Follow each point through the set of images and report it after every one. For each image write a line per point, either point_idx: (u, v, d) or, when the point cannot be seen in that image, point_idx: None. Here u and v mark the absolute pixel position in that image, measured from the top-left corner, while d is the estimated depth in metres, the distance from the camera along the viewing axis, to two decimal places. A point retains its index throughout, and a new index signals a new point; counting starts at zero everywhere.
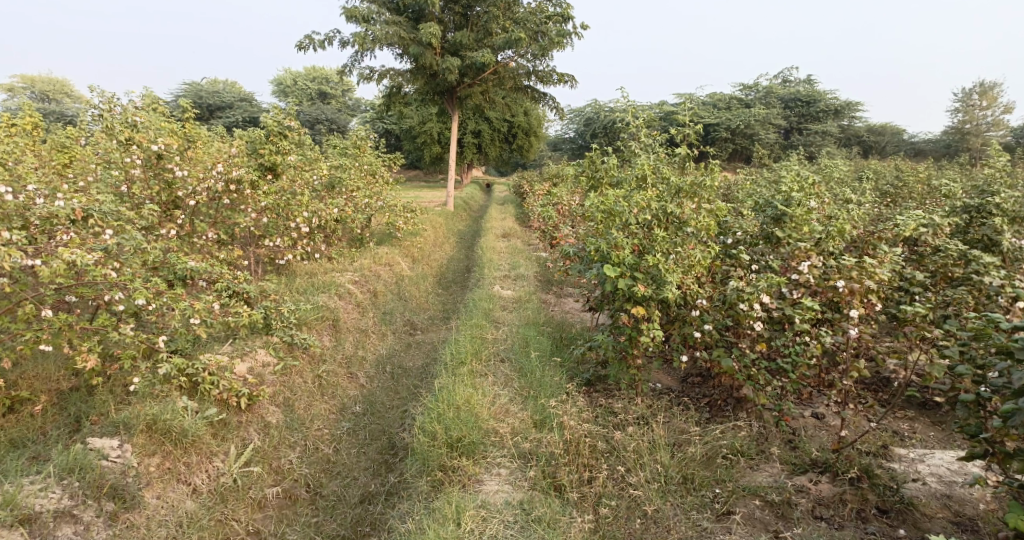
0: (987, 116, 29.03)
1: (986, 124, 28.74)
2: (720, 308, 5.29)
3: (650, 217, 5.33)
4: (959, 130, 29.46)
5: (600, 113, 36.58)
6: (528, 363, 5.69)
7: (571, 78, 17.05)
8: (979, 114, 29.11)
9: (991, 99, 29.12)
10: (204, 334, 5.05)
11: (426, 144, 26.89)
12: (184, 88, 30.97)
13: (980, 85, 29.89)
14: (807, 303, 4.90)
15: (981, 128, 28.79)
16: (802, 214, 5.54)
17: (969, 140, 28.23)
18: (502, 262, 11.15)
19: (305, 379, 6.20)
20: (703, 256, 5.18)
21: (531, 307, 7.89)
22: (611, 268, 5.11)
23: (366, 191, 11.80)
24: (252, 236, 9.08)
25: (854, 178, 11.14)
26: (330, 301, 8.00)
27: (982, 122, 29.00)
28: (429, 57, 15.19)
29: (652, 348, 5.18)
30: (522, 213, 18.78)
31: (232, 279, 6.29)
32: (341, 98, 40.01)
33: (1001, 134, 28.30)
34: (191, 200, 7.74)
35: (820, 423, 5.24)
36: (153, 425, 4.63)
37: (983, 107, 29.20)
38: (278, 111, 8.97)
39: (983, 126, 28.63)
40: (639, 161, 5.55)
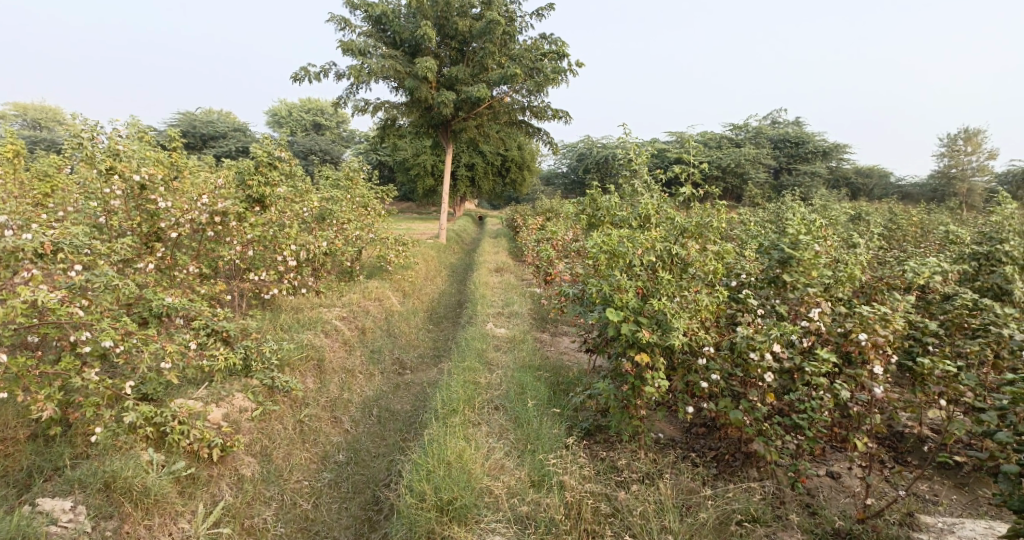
0: (973, 161, 29.26)
1: (973, 168, 28.93)
2: (729, 356, 4.97)
3: (655, 258, 5.03)
4: (946, 173, 29.62)
5: (593, 149, 36.69)
6: (523, 412, 5.34)
7: (565, 115, 16.97)
8: (966, 158, 29.31)
9: (977, 143, 29.36)
10: (175, 379, 4.73)
11: (419, 176, 26.75)
12: (178, 117, 30.86)
13: (966, 129, 30.16)
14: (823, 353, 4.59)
15: (967, 173, 28.87)
16: (813, 257, 5.28)
17: (957, 184, 28.36)
18: (494, 299, 10.83)
19: (285, 425, 5.83)
20: (711, 301, 4.89)
21: (526, 348, 7.55)
22: (614, 312, 4.81)
23: (357, 223, 11.51)
24: (236, 270, 8.75)
25: (852, 220, 10.95)
26: (315, 339, 7.65)
27: (969, 166, 29.19)
28: (425, 90, 15.06)
29: (657, 399, 4.85)
30: (515, 247, 18.52)
31: (211, 317, 5.95)
32: (335, 129, 40.00)
33: (987, 179, 28.54)
34: (173, 232, 7.42)
35: (838, 484, 4.80)
36: (112, 484, 4.28)
37: (970, 151, 29.40)
38: (268, 142, 8.72)
39: (969, 171, 28.82)
40: (643, 200, 5.29)
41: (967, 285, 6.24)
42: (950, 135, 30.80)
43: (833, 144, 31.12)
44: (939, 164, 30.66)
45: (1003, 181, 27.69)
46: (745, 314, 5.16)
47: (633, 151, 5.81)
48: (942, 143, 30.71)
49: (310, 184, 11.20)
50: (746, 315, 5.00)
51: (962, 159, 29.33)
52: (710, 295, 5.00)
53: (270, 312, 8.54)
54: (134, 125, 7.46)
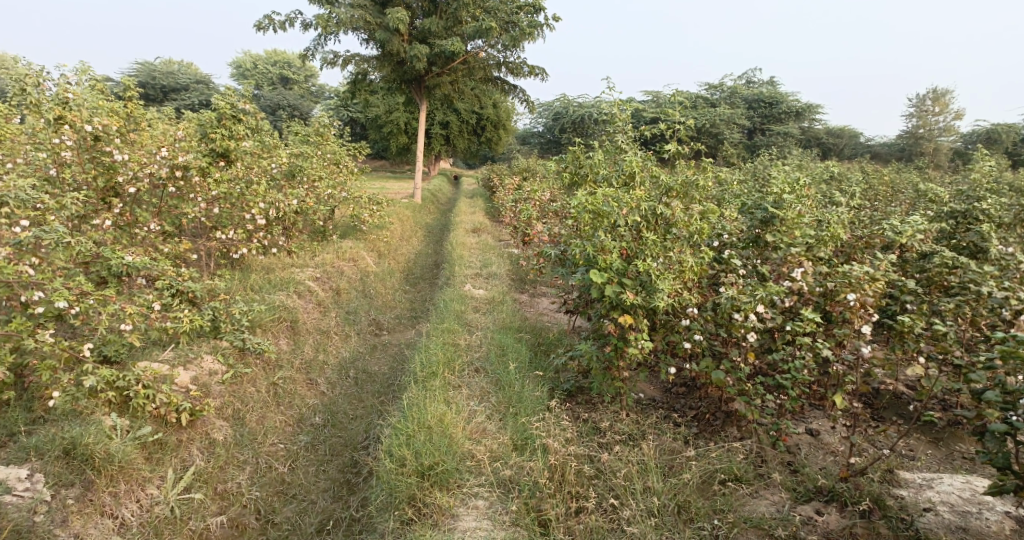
0: (941, 122, 29.60)
1: (940, 128, 29.23)
2: (714, 317, 4.90)
3: (640, 218, 4.89)
4: (914, 133, 29.88)
5: (568, 107, 36.27)
6: (504, 375, 5.25)
7: (542, 71, 16.63)
8: (934, 118, 29.58)
9: (945, 104, 29.59)
10: (137, 342, 4.53)
11: (392, 133, 26.21)
12: (138, 68, 29.74)
13: (935, 90, 30.38)
14: (808, 315, 4.52)
15: (934, 133, 29.28)
16: (798, 217, 5.20)
17: (925, 144, 28.65)
18: (470, 259, 10.67)
19: (259, 388, 5.67)
20: (696, 262, 4.79)
21: (504, 309, 7.44)
22: (598, 273, 4.70)
23: (329, 181, 11.20)
24: (204, 228, 8.45)
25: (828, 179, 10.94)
26: (288, 299, 7.45)
27: (937, 126, 29.46)
28: (397, 44, 14.60)
29: (640, 361, 4.79)
30: (491, 207, 18.30)
31: (176, 277, 5.73)
32: (304, 84, 38.94)
33: (953, 140, 28.95)
34: (133, 186, 7.16)
35: (816, 441, 4.78)
36: (71, 451, 4.11)
37: (938, 112, 29.67)
38: (232, 94, 8.35)
39: (936, 131, 29.24)
40: (626, 157, 5.14)
41: (945, 244, 6.23)
42: (920, 95, 30.98)
43: (806, 104, 31.13)
44: (909, 124, 30.91)
45: (970, 141, 28.04)
46: (730, 274, 5.09)
47: (615, 107, 5.64)
48: (912, 103, 30.91)
49: (279, 140, 10.84)
50: (728, 273, 4.92)
51: (931, 120, 29.59)
52: (695, 255, 4.91)
53: (241, 272, 8.30)
54: (87, 73, 7.11)
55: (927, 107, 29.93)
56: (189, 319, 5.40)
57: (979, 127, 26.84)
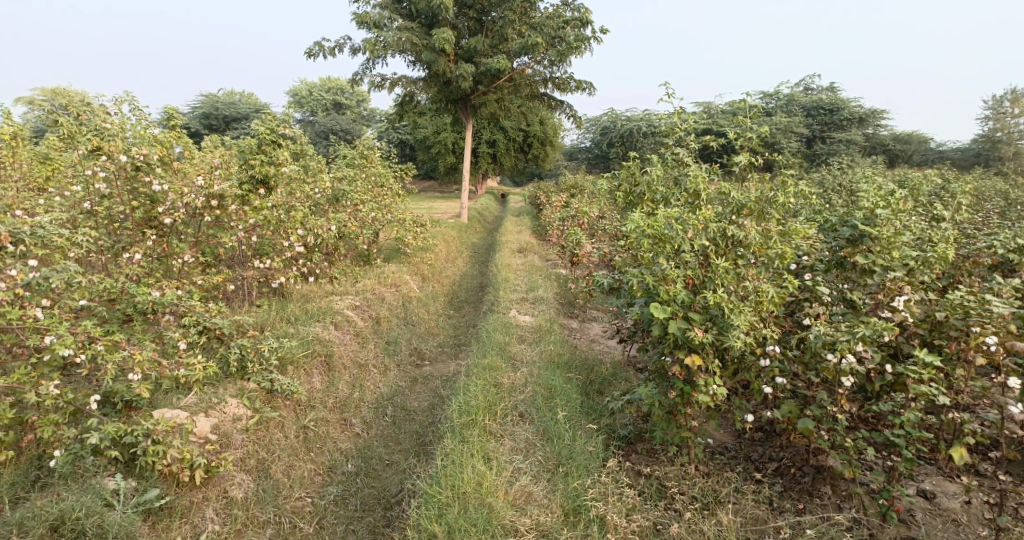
0: (1016, 125, 27.86)
1: (1018, 130, 27.51)
2: (798, 355, 4.24)
3: (708, 241, 4.21)
4: (990, 137, 28.20)
5: (617, 122, 35.56)
6: (553, 423, 4.67)
7: (589, 85, 16.08)
8: (1011, 121, 27.86)
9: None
10: (145, 392, 4.17)
11: (440, 153, 26.01)
12: (200, 99, 30.32)
13: (1011, 91, 28.61)
14: (929, 360, 3.82)
15: (1013, 136, 27.59)
16: (897, 237, 4.57)
17: (1003, 148, 26.93)
18: (518, 282, 10.12)
19: (287, 432, 5.21)
20: (777, 293, 4.10)
21: (553, 340, 6.84)
22: (659, 307, 4.05)
23: (373, 204, 10.82)
24: (241, 257, 8.15)
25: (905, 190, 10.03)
26: (324, 331, 6.99)
27: (1014, 129, 27.76)
28: (443, 64, 14.26)
29: (712, 407, 4.14)
30: (539, 225, 17.77)
31: (204, 314, 5.37)
32: (355, 108, 39.30)
33: None
34: (168, 217, 6.68)
35: (928, 506, 4.16)
36: (60, 526, 3.72)
37: (1015, 114, 27.93)
38: (272, 118, 8.00)
39: (1013, 135, 27.56)
40: (691, 173, 4.52)
41: None
42: (995, 96, 29.21)
43: (870, 110, 29.71)
44: (982, 128, 29.19)
45: None
46: (813, 304, 4.41)
47: (676, 115, 5.01)
48: (985, 105, 29.15)
49: (322, 164, 10.52)
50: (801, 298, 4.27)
51: (1006, 123, 27.89)
52: (774, 285, 4.27)
53: (278, 303, 7.94)
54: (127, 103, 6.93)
55: (1003, 110, 28.22)
56: (210, 362, 4.92)
57: None
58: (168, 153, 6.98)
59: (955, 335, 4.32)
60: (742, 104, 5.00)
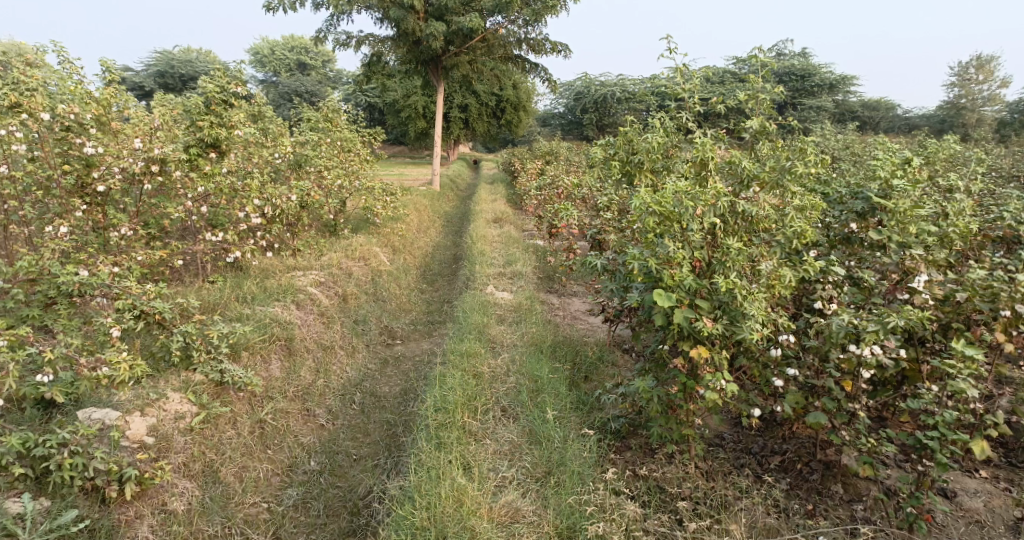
0: (984, 92, 27.83)
1: (983, 97, 27.46)
2: (815, 345, 3.78)
3: (718, 219, 3.70)
4: (956, 103, 28.14)
5: (590, 87, 34.83)
6: (540, 422, 4.19)
7: (564, 47, 15.41)
8: (978, 88, 27.82)
9: (989, 72, 27.76)
10: (58, 396, 3.75)
11: (411, 118, 25.14)
12: (156, 57, 28.85)
13: (978, 58, 28.51)
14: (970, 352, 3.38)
15: (978, 103, 27.54)
16: (919, 211, 4.12)
17: (968, 114, 26.91)
18: (493, 254, 9.56)
19: (240, 429, 4.65)
20: (794, 276, 3.62)
21: (535, 319, 6.34)
22: (663, 294, 3.55)
23: (339, 170, 10.12)
24: (193, 228, 7.49)
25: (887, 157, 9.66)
26: (285, 311, 6.40)
27: (980, 95, 27.71)
28: (413, 22, 13.44)
29: (720, 404, 3.68)
30: (514, 194, 17.16)
31: (141, 296, 4.73)
32: (322, 70, 37.93)
33: (998, 110, 27.17)
34: (102, 184, 6.06)
35: (951, 508, 3.77)
36: None
37: (982, 80, 27.88)
38: (221, 74, 7.26)
39: (980, 101, 27.51)
40: (697, 139, 3.98)
41: None
42: (961, 63, 29.12)
43: (841, 76, 29.44)
44: (949, 95, 29.12)
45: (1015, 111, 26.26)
46: (830, 286, 3.95)
47: (679, 73, 4.45)
48: (954, 72, 29.08)
49: (283, 128, 9.78)
50: (821, 281, 3.81)
51: (973, 89, 27.86)
52: (789, 266, 3.79)
53: (235, 279, 7.29)
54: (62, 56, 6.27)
55: (970, 76, 28.15)
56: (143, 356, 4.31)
57: None
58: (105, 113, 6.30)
59: (983, 320, 3.90)
60: (752, 61, 4.46)
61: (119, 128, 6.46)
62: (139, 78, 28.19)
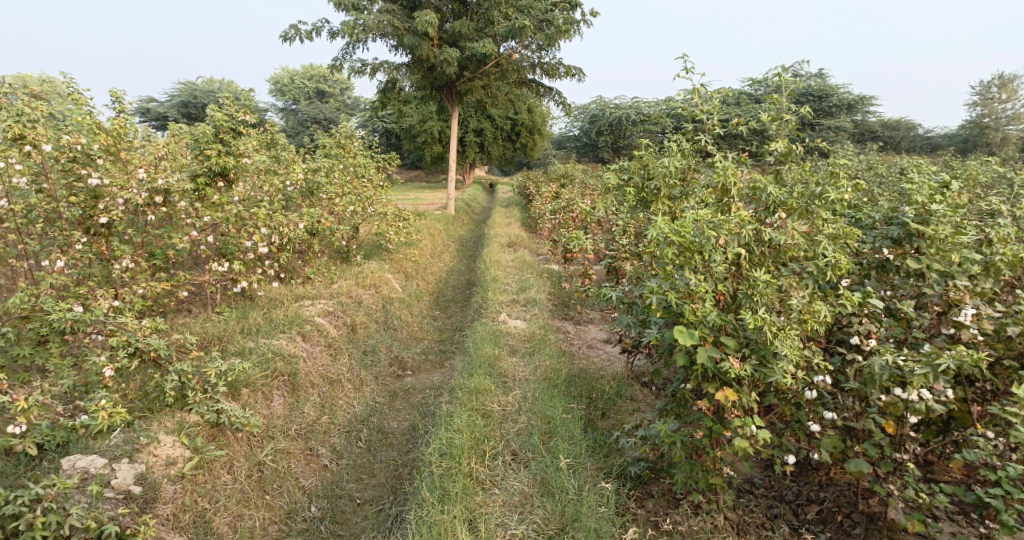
0: (1006, 110, 27.32)
1: (1006, 115, 26.91)
2: (853, 386, 3.47)
3: (744, 250, 3.43)
4: (978, 122, 27.62)
5: (605, 109, 34.70)
6: (553, 469, 3.90)
7: (579, 71, 15.26)
8: (1000, 106, 27.28)
9: (1011, 89, 27.23)
10: (29, 447, 3.61)
11: (426, 142, 25.11)
12: (179, 86, 29.15)
13: (999, 76, 28.00)
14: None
15: (1000, 121, 27.00)
16: (962, 238, 3.81)
17: (991, 133, 26.41)
18: (507, 280, 9.29)
19: (237, 473, 4.44)
20: (829, 311, 3.33)
21: (550, 350, 6.05)
22: (686, 333, 3.28)
23: (352, 196, 9.96)
24: (200, 257, 7.33)
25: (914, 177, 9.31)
26: (291, 344, 6.17)
27: (1002, 114, 27.17)
28: (427, 48, 13.35)
29: (749, 453, 3.38)
30: (528, 217, 16.93)
31: (136, 333, 4.51)
32: (339, 96, 38.19)
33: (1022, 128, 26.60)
34: (104, 217, 5.80)
35: None
36: None
37: (1004, 98, 27.36)
38: (230, 103, 7.12)
39: (1003, 119, 26.98)
40: (719, 165, 3.73)
41: None
42: (983, 82, 28.65)
43: (859, 96, 29.07)
44: (970, 113, 28.61)
45: None
46: (867, 320, 3.65)
47: (697, 94, 4.21)
48: (975, 90, 28.61)
49: (295, 155, 9.65)
50: (858, 316, 3.52)
51: (996, 108, 27.33)
52: (822, 300, 3.49)
53: (241, 309, 7.08)
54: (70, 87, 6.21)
55: (992, 94, 27.61)
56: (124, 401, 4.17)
57: None
58: (115, 144, 6.09)
59: None
60: (777, 80, 4.20)
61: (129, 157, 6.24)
62: (162, 108, 28.44)
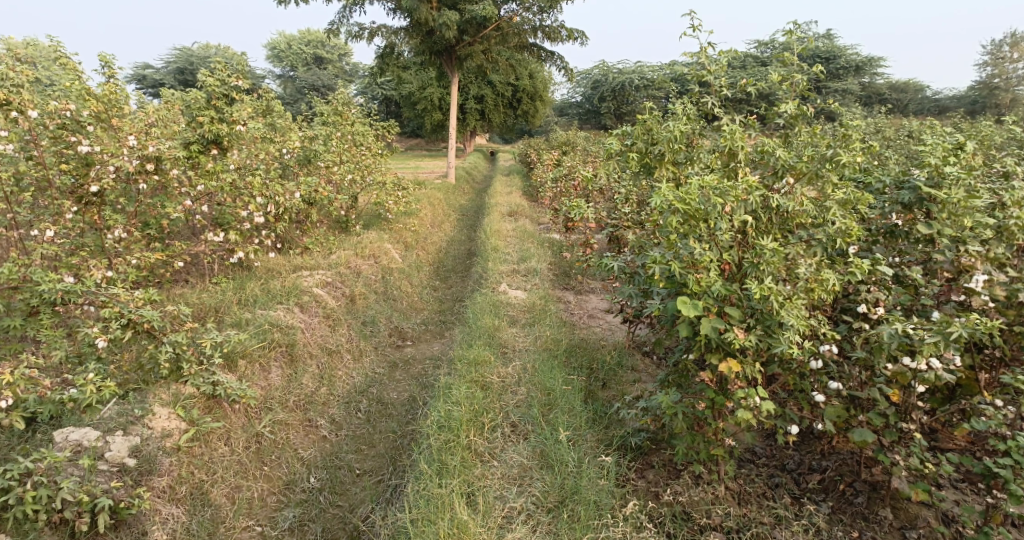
0: (1015, 72, 26.81)
1: (1017, 76, 26.41)
2: (860, 356, 3.39)
3: (750, 216, 3.32)
4: (988, 84, 27.13)
5: (608, 75, 34.20)
6: (552, 441, 3.84)
7: (580, 35, 14.95)
8: (1009, 68, 26.75)
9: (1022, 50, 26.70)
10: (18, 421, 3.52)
11: (426, 110, 24.80)
12: (175, 53, 28.74)
13: (1011, 36, 27.42)
14: None
15: (1011, 82, 26.50)
16: (975, 203, 3.69)
17: (999, 96, 25.97)
18: (507, 249, 9.18)
19: (233, 446, 4.41)
20: (836, 279, 3.24)
21: (550, 320, 5.98)
22: (689, 303, 3.19)
23: (351, 164, 9.81)
24: (196, 227, 7.22)
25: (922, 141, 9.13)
26: (288, 315, 6.09)
27: (1013, 74, 26.64)
28: (425, 13, 13.06)
29: (753, 424, 3.31)
30: (529, 185, 16.76)
31: (129, 304, 4.44)
32: (338, 63, 37.65)
33: None
34: (95, 186, 5.72)
35: None
36: None
37: (1014, 59, 26.81)
38: (222, 68, 6.96)
39: (1011, 82, 26.49)
40: (725, 128, 3.62)
41: None
42: (992, 44, 28.11)
43: (865, 59, 28.57)
44: (981, 74, 28.09)
45: None
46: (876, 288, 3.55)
47: (704, 55, 4.07)
48: (984, 53, 28.09)
49: (291, 123, 9.49)
50: (867, 284, 3.42)
51: (1006, 69, 26.79)
52: (831, 268, 3.40)
53: (238, 280, 7.00)
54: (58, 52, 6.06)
55: (1003, 55, 27.06)
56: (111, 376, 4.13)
57: None
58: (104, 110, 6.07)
59: None
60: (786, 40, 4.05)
61: (120, 123, 6.14)
62: (159, 76, 28.07)
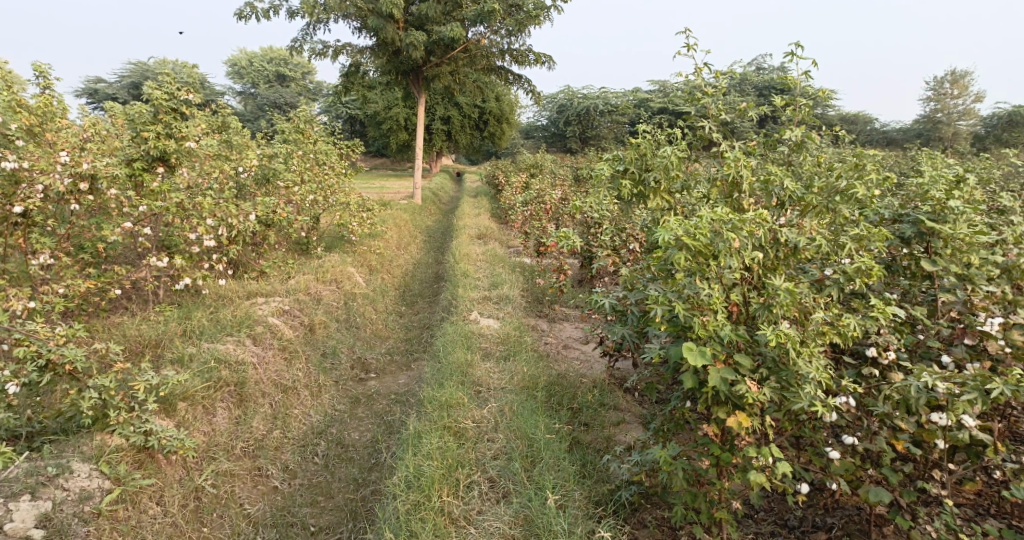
0: (959, 106, 27.50)
1: (958, 112, 27.06)
2: (879, 408, 3.02)
3: (760, 254, 2.97)
4: (932, 118, 27.74)
5: (573, 100, 34.24)
6: (536, 504, 3.41)
7: (549, 58, 14.70)
8: (952, 102, 27.42)
9: (963, 86, 27.42)
10: None
11: (392, 130, 24.38)
12: (132, 68, 27.84)
13: (954, 73, 28.17)
14: None
15: (953, 117, 27.13)
16: (989, 239, 3.39)
17: (944, 128, 26.54)
18: (476, 275, 8.71)
19: (167, 505, 3.91)
20: (855, 325, 2.91)
21: (527, 353, 5.53)
22: (697, 353, 2.83)
23: (313, 184, 9.28)
24: (139, 250, 6.65)
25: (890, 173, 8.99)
26: (239, 349, 5.53)
27: (956, 109, 27.31)
28: (392, 32, 12.67)
29: (765, 487, 2.91)
30: (496, 207, 16.34)
31: (48, 342, 3.88)
32: (303, 81, 36.97)
33: (972, 125, 26.77)
34: (20, 206, 5.13)
35: None
36: None
37: (956, 95, 27.54)
38: (171, 80, 6.33)
39: (955, 116, 27.11)
40: (729, 154, 3.43)
41: None
42: (939, 78, 28.87)
43: None
44: (927, 108, 28.73)
45: (991, 125, 25.81)
46: (888, 331, 3.22)
47: (702, 75, 3.87)
48: (932, 87, 28.80)
49: (249, 140, 8.93)
50: (882, 327, 3.11)
51: (950, 104, 27.38)
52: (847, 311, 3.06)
53: (186, 308, 6.42)
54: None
55: (947, 90, 27.75)
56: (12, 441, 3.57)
57: (1000, 109, 24.72)
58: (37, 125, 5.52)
59: None
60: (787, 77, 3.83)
61: (57, 139, 5.61)
62: (114, 89, 27.09)
